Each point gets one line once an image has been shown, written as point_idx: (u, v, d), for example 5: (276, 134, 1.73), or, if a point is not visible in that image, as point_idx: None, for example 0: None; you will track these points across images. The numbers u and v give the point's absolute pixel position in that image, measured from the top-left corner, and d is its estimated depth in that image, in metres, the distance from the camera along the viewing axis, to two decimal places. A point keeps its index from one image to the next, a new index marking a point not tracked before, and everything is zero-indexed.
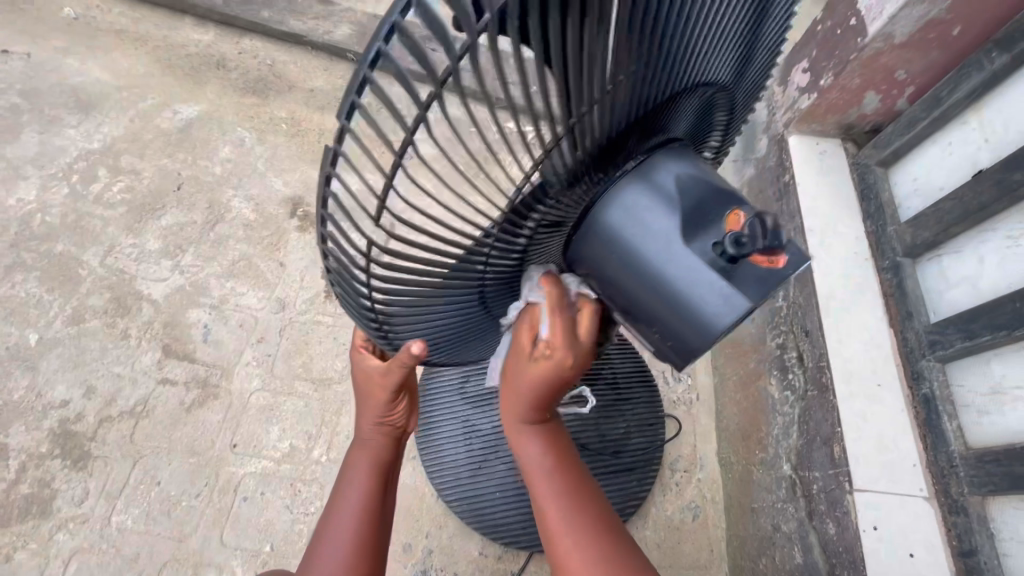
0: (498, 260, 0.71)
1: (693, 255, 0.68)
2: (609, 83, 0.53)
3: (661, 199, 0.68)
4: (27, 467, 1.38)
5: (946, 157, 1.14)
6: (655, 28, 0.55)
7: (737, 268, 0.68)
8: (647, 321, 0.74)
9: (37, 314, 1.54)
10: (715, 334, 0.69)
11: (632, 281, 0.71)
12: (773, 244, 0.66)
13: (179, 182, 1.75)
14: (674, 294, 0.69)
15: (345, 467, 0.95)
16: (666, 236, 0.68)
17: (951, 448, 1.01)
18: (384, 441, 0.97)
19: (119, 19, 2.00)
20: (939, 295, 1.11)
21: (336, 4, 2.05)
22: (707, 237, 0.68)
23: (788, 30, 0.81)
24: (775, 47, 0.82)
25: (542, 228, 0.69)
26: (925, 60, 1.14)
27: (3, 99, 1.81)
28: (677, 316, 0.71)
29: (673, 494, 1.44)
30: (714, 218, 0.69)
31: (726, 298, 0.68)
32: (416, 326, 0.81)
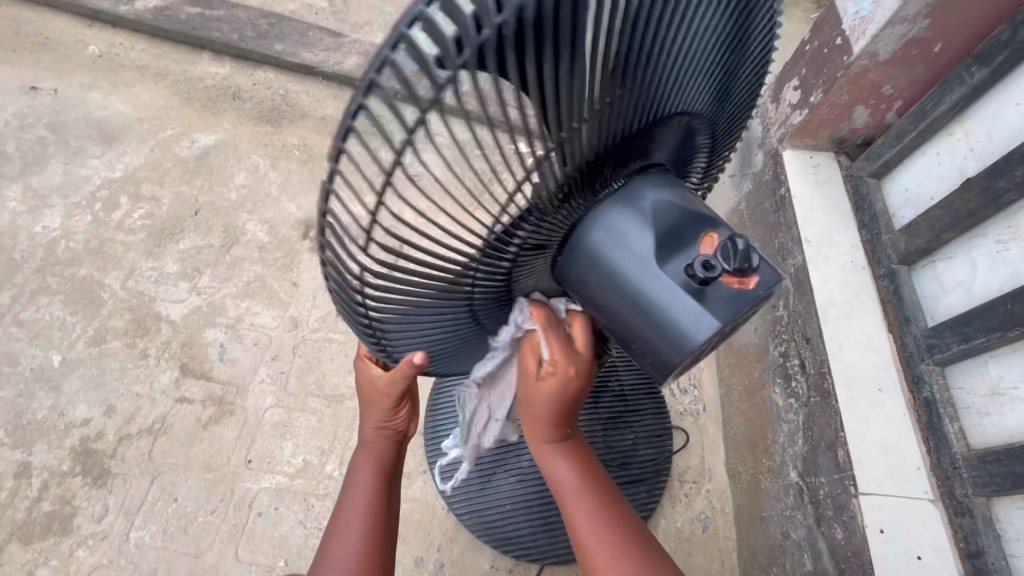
0: (486, 279, 0.77)
1: (667, 277, 0.72)
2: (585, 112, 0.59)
3: (637, 223, 0.74)
4: (49, 485, 1.42)
5: (936, 167, 1.19)
6: (628, 67, 0.62)
7: (709, 291, 0.71)
8: (628, 338, 0.78)
9: (61, 336, 1.59)
10: (688, 352, 0.72)
11: (612, 299, 0.76)
12: (743, 266, 0.69)
13: (196, 207, 1.83)
14: (650, 312, 0.73)
15: (350, 468, 1.01)
16: (641, 257, 0.73)
17: (954, 451, 1.03)
18: (386, 443, 1.02)
19: (141, 55, 2.11)
20: (935, 301, 1.14)
21: (345, 37, 2.15)
22: (679, 261, 0.72)
23: (770, 61, 0.87)
24: (758, 80, 0.88)
25: (526, 249, 0.74)
26: (910, 76, 1.19)
27: (31, 133, 1.91)
28: (653, 334, 0.74)
29: (683, 505, 1.45)
30: (688, 242, 0.73)
31: (698, 316, 0.71)
32: (412, 341, 0.85)
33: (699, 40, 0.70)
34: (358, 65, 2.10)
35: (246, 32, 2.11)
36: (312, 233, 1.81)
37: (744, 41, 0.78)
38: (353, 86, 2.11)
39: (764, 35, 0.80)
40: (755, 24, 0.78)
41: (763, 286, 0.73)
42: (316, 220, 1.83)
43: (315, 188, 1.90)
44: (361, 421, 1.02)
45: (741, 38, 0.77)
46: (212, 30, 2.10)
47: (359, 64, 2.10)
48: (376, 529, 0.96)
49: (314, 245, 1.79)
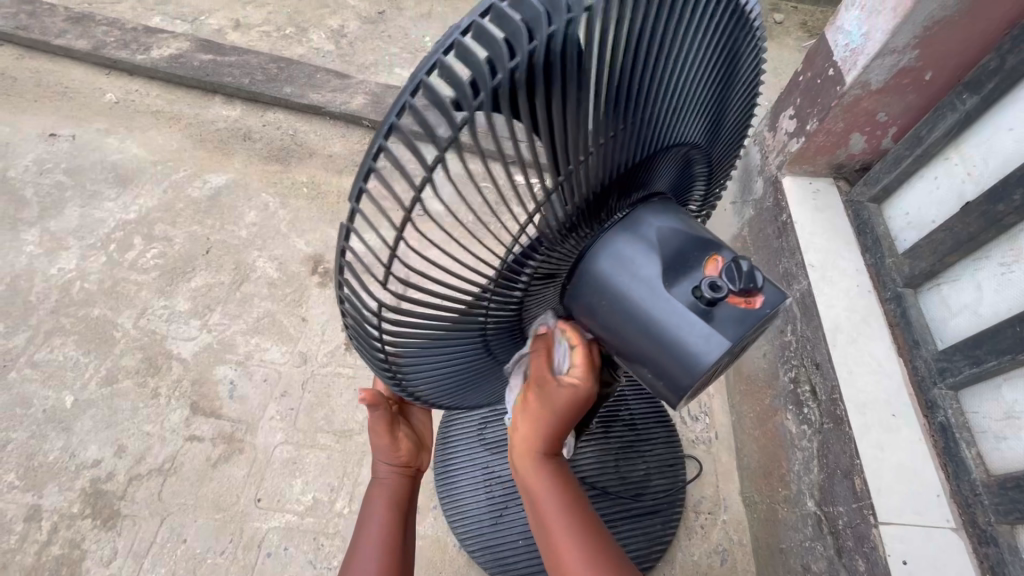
0: (499, 310, 0.76)
1: (675, 300, 0.72)
2: (589, 149, 0.62)
3: (643, 247, 0.74)
4: (59, 528, 1.41)
5: (935, 191, 1.20)
6: (628, 102, 0.64)
7: (717, 311, 0.71)
8: (639, 361, 0.76)
9: (74, 376, 1.61)
10: (701, 372, 0.71)
11: (622, 324, 0.75)
12: (749, 286, 0.69)
13: (207, 246, 1.86)
14: (661, 334, 0.72)
15: (363, 506, 1.00)
16: (650, 281, 0.73)
17: (973, 477, 1.01)
18: (401, 477, 1.03)
19: (156, 101, 2.19)
20: (943, 324, 1.14)
21: (352, 78, 2.22)
22: (687, 282, 0.73)
23: (757, 93, 0.90)
24: (749, 108, 0.91)
25: (536, 279, 0.74)
26: (903, 103, 1.22)
27: (49, 178, 1.97)
28: (664, 356, 0.73)
29: (699, 537, 1.42)
30: (694, 264, 0.74)
31: (708, 336, 0.70)
32: (423, 374, 0.84)
33: (692, 77, 0.73)
34: (365, 104, 2.16)
35: (256, 76, 2.19)
36: (320, 268, 1.84)
37: (732, 76, 0.82)
38: (359, 125, 2.17)
39: (750, 69, 0.84)
40: (741, 59, 0.81)
41: (767, 304, 0.74)
42: (325, 255, 1.87)
43: (323, 224, 1.94)
44: (373, 457, 1.03)
45: (729, 72, 0.81)
46: (225, 75, 2.18)
47: (365, 104, 2.16)
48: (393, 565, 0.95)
49: (323, 280, 1.82)
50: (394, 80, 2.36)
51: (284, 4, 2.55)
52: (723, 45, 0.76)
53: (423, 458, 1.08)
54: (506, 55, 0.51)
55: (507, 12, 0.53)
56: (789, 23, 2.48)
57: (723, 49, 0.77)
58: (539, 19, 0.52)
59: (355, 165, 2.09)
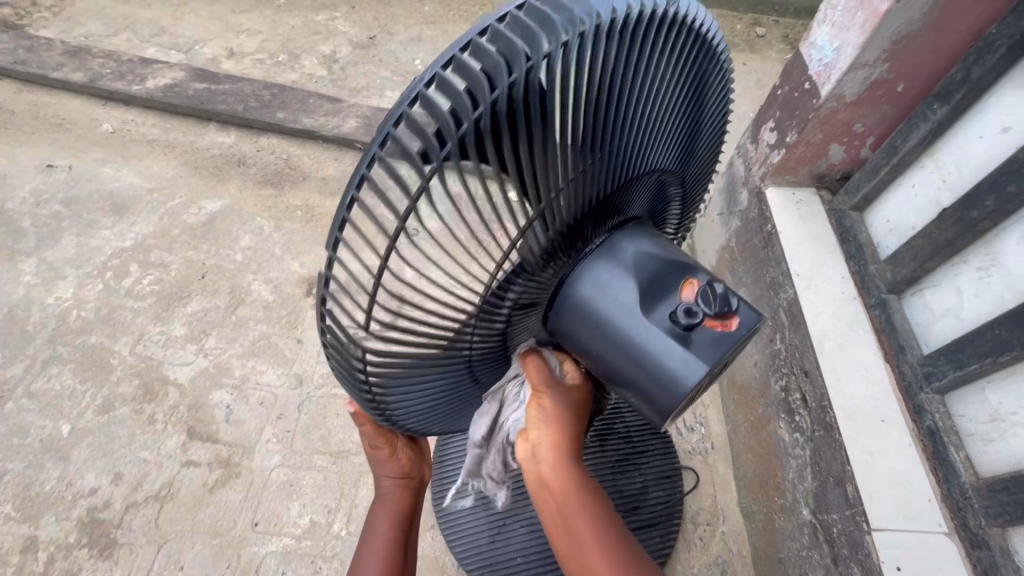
0: (484, 340, 0.78)
1: (652, 326, 0.73)
2: (564, 182, 0.64)
3: (621, 271, 0.76)
4: (55, 558, 1.41)
5: (912, 198, 1.23)
6: (602, 135, 0.66)
7: (694, 336, 0.72)
8: (623, 383, 0.78)
9: (70, 405, 1.62)
10: (682, 395, 0.73)
11: (605, 347, 0.77)
12: (723, 310, 0.71)
13: (203, 271, 1.88)
14: (642, 358, 0.74)
15: (367, 520, 1.01)
16: (627, 307, 0.75)
17: (963, 480, 1.02)
18: (401, 491, 1.03)
19: (152, 130, 2.23)
20: (926, 328, 1.15)
21: (344, 102, 2.27)
22: (664, 307, 0.74)
23: (727, 118, 0.94)
24: (720, 130, 0.94)
25: (519, 308, 0.76)
26: (878, 114, 1.25)
27: (47, 209, 2.00)
28: (646, 378, 0.75)
29: (698, 549, 1.41)
30: (670, 289, 0.74)
31: (687, 361, 0.72)
32: (409, 407, 0.85)
33: (661, 107, 0.76)
34: (357, 127, 2.20)
35: (250, 102, 2.24)
36: (315, 290, 1.86)
37: (700, 102, 0.85)
38: (352, 147, 2.21)
39: (717, 95, 0.88)
40: (708, 86, 0.84)
41: (745, 325, 0.74)
42: (320, 277, 1.89)
43: (318, 246, 1.96)
44: (375, 473, 1.03)
45: (697, 99, 0.84)
46: (219, 103, 2.23)
47: (357, 127, 2.20)
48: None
49: (318, 301, 1.83)
50: (385, 102, 2.41)
51: (276, 32, 2.60)
52: (691, 75, 0.80)
53: (425, 469, 1.08)
54: (468, 107, 0.54)
55: (466, 64, 0.56)
56: (770, 36, 2.54)
57: (690, 79, 0.80)
58: (499, 69, 0.54)
59: None
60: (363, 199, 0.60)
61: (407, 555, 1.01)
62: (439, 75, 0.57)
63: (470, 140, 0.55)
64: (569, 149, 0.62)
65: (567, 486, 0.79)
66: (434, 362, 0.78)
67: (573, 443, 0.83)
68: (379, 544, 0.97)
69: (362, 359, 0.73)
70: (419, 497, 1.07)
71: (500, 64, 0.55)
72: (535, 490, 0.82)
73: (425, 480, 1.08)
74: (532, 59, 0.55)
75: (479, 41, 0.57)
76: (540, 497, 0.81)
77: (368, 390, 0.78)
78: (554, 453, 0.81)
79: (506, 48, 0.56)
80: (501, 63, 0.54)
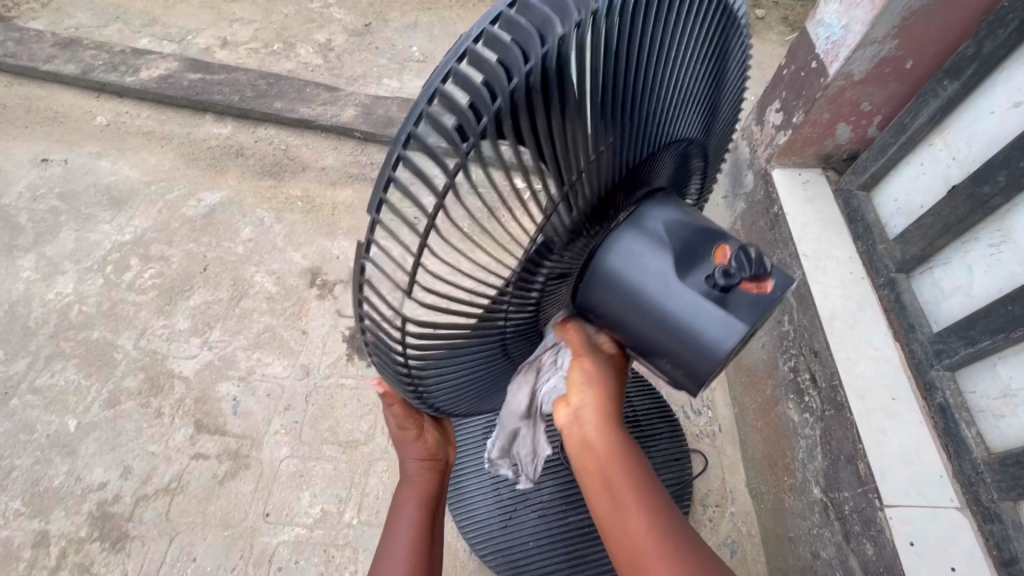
0: (517, 313, 0.77)
1: (690, 290, 0.73)
2: (592, 153, 0.63)
3: (651, 240, 0.75)
4: (67, 553, 1.40)
5: (921, 177, 1.22)
6: (628, 107, 0.65)
7: (732, 297, 0.72)
8: (658, 354, 0.78)
9: (76, 400, 1.61)
10: (720, 359, 0.72)
11: (637, 317, 0.76)
12: (760, 271, 0.70)
13: (204, 264, 1.87)
14: (676, 325, 0.74)
15: (393, 503, 1.01)
16: (661, 273, 0.74)
17: (974, 456, 1.03)
18: (427, 472, 1.03)
19: (147, 121, 2.20)
20: (937, 307, 1.15)
21: (341, 91, 2.24)
22: (699, 273, 0.74)
23: (746, 82, 0.93)
24: (739, 94, 0.93)
25: (551, 279, 0.75)
26: (886, 92, 1.24)
27: (43, 203, 1.97)
28: (679, 344, 0.74)
29: (707, 531, 1.42)
30: (703, 255, 0.74)
31: (724, 324, 0.71)
32: (443, 386, 0.83)
33: (685, 75, 0.74)
34: (355, 116, 2.17)
35: (246, 92, 2.21)
36: (318, 280, 1.85)
37: (722, 71, 0.84)
38: (351, 137, 2.18)
39: (737, 63, 0.87)
40: (728, 54, 0.84)
41: (778, 288, 0.74)
42: (322, 267, 1.87)
43: (320, 236, 1.95)
44: (400, 455, 1.04)
45: (719, 67, 0.83)
46: (215, 93, 2.20)
47: (356, 115, 2.18)
48: (425, 560, 0.96)
49: (322, 292, 1.82)
50: (382, 91, 2.38)
51: (270, 21, 2.56)
52: (713, 42, 0.78)
53: (449, 450, 1.09)
54: (505, 79, 0.52)
55: (496, 36, 0.54)
56: (770, 18, 2.51)
57: (712, 44, 0.79)
58: (531, 40, 0.53)
59: (349, 176, 2.10)
60: (397, 180, 0.57)
61: (434, 538, 1.00)
62: (470, 47, 0.54)
63: (506, 114, 0.53)
64: (598, 117, 0.61)
65: (611, 453, 0.77)
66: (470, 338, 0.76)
67: (615, 411, 0.82)
68: (406, 525, 0.97)
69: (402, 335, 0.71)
70: (445, 479, 1.07)
71: (533, 33, 0.53)
72: (579, 456, 0.80)
73: (451, 462, 1.09)
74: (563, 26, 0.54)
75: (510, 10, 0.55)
76: (582, 462, 0.79)
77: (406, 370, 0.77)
78: (597, 418, 0.80)
79: (537, 17, 0.55)
80: (535, 32, 0.53)
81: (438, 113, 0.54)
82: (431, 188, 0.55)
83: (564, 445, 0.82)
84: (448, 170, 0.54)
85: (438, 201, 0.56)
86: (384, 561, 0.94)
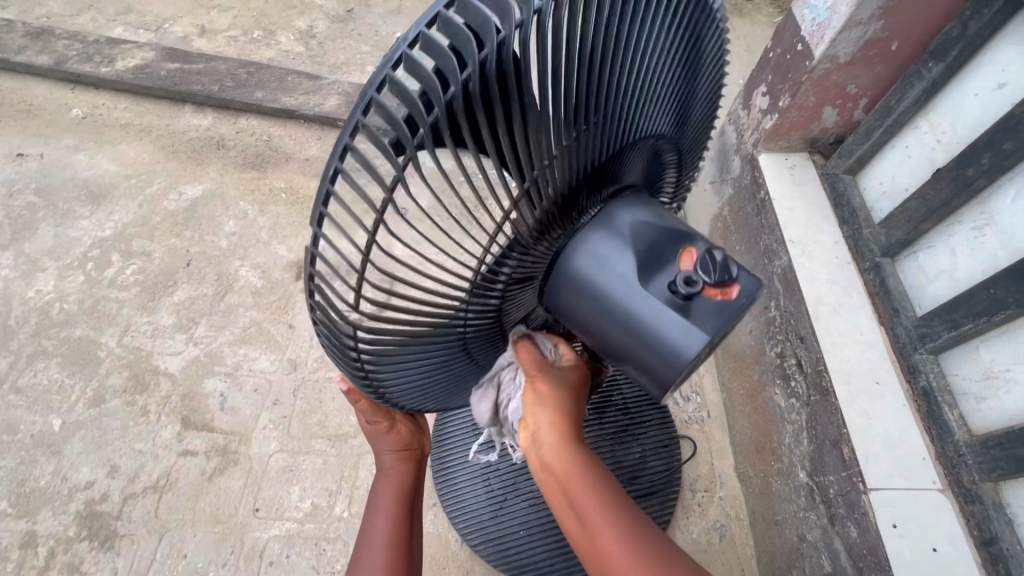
0: (478, 316, 0.76)
1: (652, 298, 0.71)
2: (554, 150, 0.61)
3: (616, 242, 0.74)
4: (56, 553, 1.39)
5: (907, 160, 1.21)
6: (593, 104, 0.64)
7: (695, 305, 0.70)
8: (623, 358, 0.76)
9: (60, 398, 1.59)
10: (683, 366, 0.71)
11: (600, 321, 0.75)
12: (724, 278, 0.69)
13: (188, 259, 1.84)
14: (639, 331, 0.72)
15: (370, 498, 1.00)
16: (625, 278, 0.73)
17: (956, 438, 1.03)
18: (406, 463, 1.03)
19: (124, 113, 2.14)
20: (921, 290, 1.16)
21: (324, 79, 2.19)
22: (663, 279, 0.72)
23: (724, 74, 0.91)
24: (716, 87, 0.91)
25: (513, 283, 0.74)
26: (871, 74, 1.23)
27: (20, 199, 1.93)
28: (644, 350, 0.73)
29: (696, 515, 1.43)
30: (668, 259, 0.73)
31: (688, 332, 0.70)
32: (410, 382, 0.83)
33: (656, 68, 0.73)
34: (339, 105, 2.14)
35: (226, 82, 2.16)
36: (304, 273, 1.83)
37: (697, 61, 0.83)
38: (334, 126, 2.15)
39: (713, 53, 0.85)
40: (704, 44, 0.82)
41: (744, 294, 0.73)
42: None
43: (305, 228, 1.92)
44: (375, 449, 1.04)
45: (693, 58, 0.81)
46: (194, 83, 2.15)
47: (340, 104, 2.14)
48: (403, 555, 0.95)
49: None
50: (366, 78, 2.33)
51: (250, 7, 2.50)
52: (686, 35, 0.77)
53: (425, 440, 1.09)
54: (457, 67, 0.51)
55: (434, 40, 0.52)
56: None
57: (686, 35, 0.77)
58: (486, 27, 0.51)
59: None
60: (345, 172, 0.58)
61: (413, 531, 1.00)
62: (408, 54, 0.53)
63: (458, 104, 0.52)
64: (559, 114, 0.59)
65: (576, 473, 0.79)
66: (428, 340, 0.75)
67: (574, 428, 0.84)
68: (385, 517, 0.96)
69: (354, 342, 0.71)
70: (421, 470, 1.07)
71: (468, 38, 0.51)
72: (541, 475, 0.82)
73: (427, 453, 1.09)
74: (503, 30, 0.51)
75: (446, 11, 0.53)
76: (546, 484, 0.82)
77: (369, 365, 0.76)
78: (556, 437, 0.82)
79: (493, 4, 0.53)
80: (471, 38, 0.50)
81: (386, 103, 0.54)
82: (382, 182, 0.54)
83: (529, 467, 0.84)
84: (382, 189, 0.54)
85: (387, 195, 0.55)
86: (363, 552, 0.94)
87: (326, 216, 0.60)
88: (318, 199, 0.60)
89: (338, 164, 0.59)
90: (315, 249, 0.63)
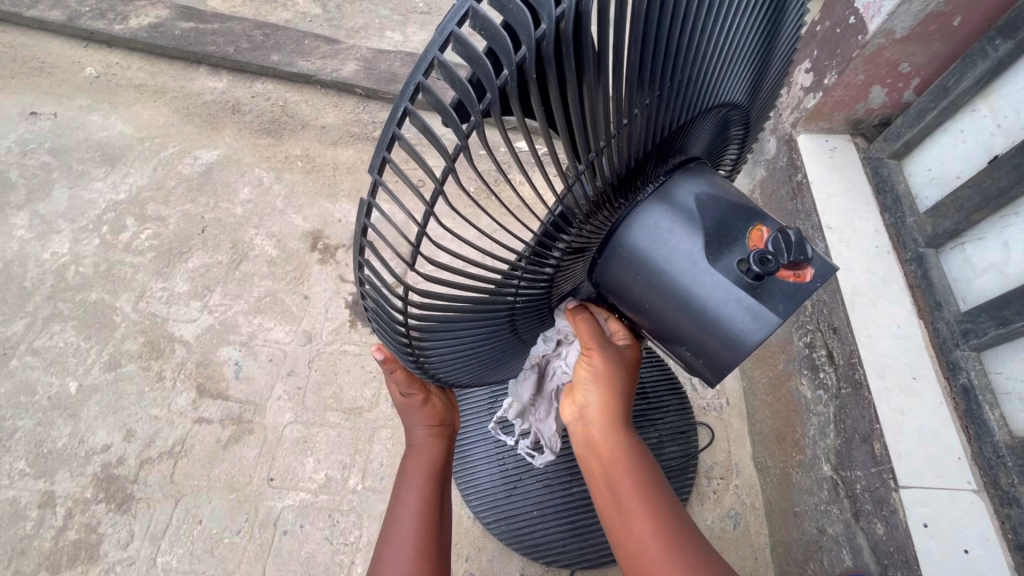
0: (528, 288, 0.72)
1: (719, 276, 0.67)
2: (620, 122, 0.56)
3: (683, 215, 0.69)
4: (73, 513, 1.40)
5: (960, 145, 1.15)
6: (666, 68, 0.58)
7: (765, 284, 0.66)
8: (677, 339, 0.73)
9: (76, 361, 1.59)
10: (745, 352, 0.67)
11: (657, 299, 0.71)
12: (799, 258, 0.64)
13: (203, 225, 1.81)
14: (701, 312, 0.68)
15: (401, 474, 0.98)
16: (689, 254, 0.68)
17: (996, 439, 1.00)
18: (436, 440, 1.02)
19: (138, 73, 2.09)
20: (966, 285, 1.10)
21: (340, 44, 2.13)
22: (731, 256, 0.67)
23: (801, 40, 0.84)
24: (791, 53, 0.84)
25: (568, 254, 0.70)
26: (927, 51, 1.15)
27: (34, 158, 1.90)
28: (705, 334, 0.69)
29: (711, 502, 1.42)
30: (738, 236, 0.68)
31: (756, 314, 0.66)
32: (446, 356, 0.80)
33: (734, 31, 0.67)
34: (356, 71, 2.07)
35: (241, 44, 2.10)
36: (320, 244, 1.80)
37: (777, 26, 0.75)
38: (351, 93, 2.08)
39: (795, 18, 0.78)
40: (787, 9, 0.75)
41: (817, 277, 0.68)
42: (324, 231, 1.82)
43: (321, 199, 1.88)
44: (407, 424, 1.02)
45: (774, 21, 0.74)
46: (208, 44, 2.09)
47: (357, 70, 2.07)
48: (435, 535, 0.92)
49: (323, 256, 1.77)
50: (385, 43, 2.25)
51: None
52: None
53: (455, 416, 1.08)
54: (531, 24, 0.45)
55: None
56: None
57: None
58: None
59: (350, 135, 2.01)
60: (400, 140, 0.54)
61: (444, 508, 0.98)
62: (455, 31, 0.47)
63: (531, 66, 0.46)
64: (631, 79, 0.54)
65: (618, 463, 0.83)
66: (473, 313, 0.72)
67: (623, 418, 0.87)
68: (414, 495, 0.94)
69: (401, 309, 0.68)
70: (452, 446, 1.05)
71: None
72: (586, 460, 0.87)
73: (457, 429, 1.07)
74: None
75: None
76: (591, 469, 0.86)
77: (406, 339, 0.73)
78: (605, 424, 0.86)
79: None
80: (507, 41, 0.45)
81: (449, 60, 0.49)
82: (443, 150, 0.49)
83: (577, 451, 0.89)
84: (424, 199, 0.52)
85: (447, 165, 0.50)
86: (394, 527, 0.91)
87: (387, 165, 0.57)
88: (372, 165, 0.58)
89: (394, 130, 0.55)
90: (367, 218, 0.62)
